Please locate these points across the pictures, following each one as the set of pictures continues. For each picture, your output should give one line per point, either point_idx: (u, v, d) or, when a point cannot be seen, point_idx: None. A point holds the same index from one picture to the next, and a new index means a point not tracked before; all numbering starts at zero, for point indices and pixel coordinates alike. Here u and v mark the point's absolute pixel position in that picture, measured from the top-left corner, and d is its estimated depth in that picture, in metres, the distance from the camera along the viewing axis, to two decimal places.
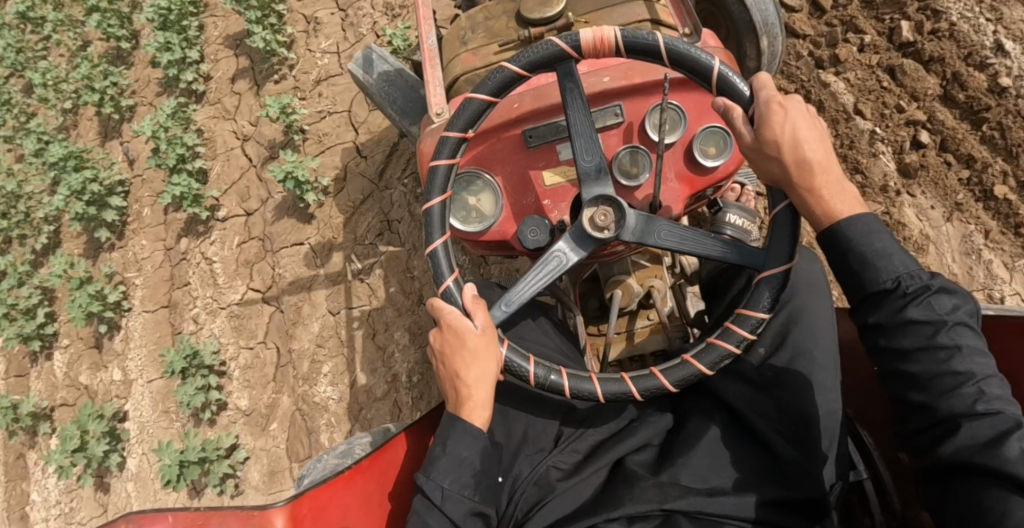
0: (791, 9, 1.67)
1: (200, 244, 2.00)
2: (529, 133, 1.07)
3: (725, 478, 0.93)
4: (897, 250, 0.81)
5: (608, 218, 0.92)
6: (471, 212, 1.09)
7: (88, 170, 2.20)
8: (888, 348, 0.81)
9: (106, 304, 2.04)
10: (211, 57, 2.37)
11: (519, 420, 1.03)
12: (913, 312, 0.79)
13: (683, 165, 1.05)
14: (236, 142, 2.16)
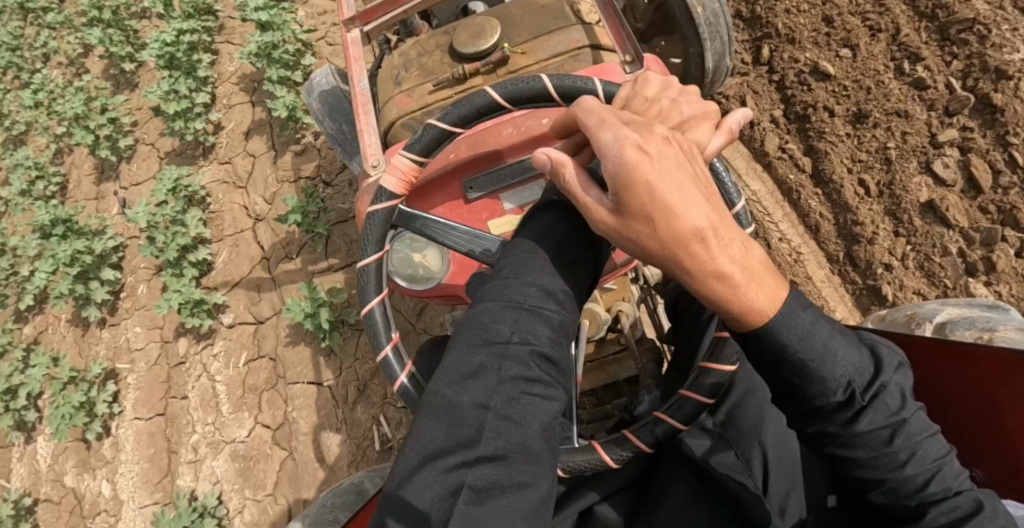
0: (944, 184, 1.39)
1: (199, 351, 1.76)
2: (469, 184, 1.01)
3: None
4: (829, 351, 0.67)
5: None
6: (417, 269, 1.02)
7: (78, 239, 1.94)
8: (840, 459, 0.70)
9: (91, 410, 1.80)
10: (227, 103, 2.10)
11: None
12: (866, 425, 0.67)
13: None
14: (247, 222, 1.87)
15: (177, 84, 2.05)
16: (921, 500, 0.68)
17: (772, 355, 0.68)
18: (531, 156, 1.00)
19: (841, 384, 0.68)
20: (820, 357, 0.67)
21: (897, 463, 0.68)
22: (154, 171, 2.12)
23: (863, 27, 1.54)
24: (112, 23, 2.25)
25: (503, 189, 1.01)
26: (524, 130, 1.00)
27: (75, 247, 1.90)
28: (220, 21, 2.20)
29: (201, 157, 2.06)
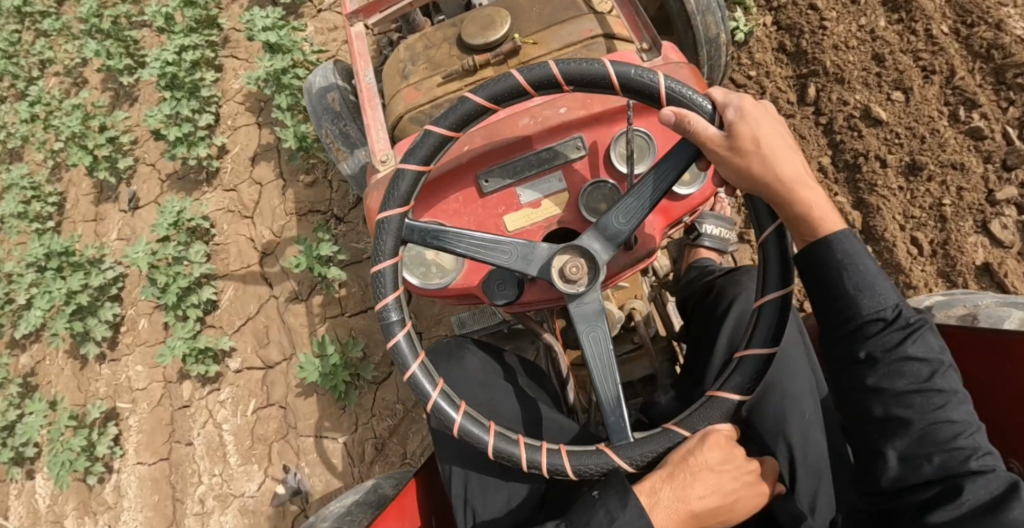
0: (1000, 246, 1.32)
1: (205, 396, 1.68)
2: (484, 177, 0.95)
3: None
4: (883, 279, 0.74)
5: (578, 269, 0.81)
6: (430, 266, 0.95)
7: (75, 275, 1.85)
8: (880, 390, 0.73)
9: (91, 456, 1.72)
10: (231, 124, 1.99)
11: (499, 495, 0.96)
12: (911, 348, 0.72)
13: (658, 196, 0.93)
14: (254, 256, 1.79)
15: (178, 106, 1.95)
16: (961, 461, 0.71)
17: (827, 263, 0.76)
18: (547, 147, 0.94)
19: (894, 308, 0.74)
20: (875, 286, 0.73)
21: (928, 402, 0.72)
22: (154, 195, 2.03)
23: (915, 67, 1.46)
24: (113, 35, 2.15)
25: (519, 182, 0.95)
26: (541, 122, 0.94)
27: (70, 287, 1.81)
28: (225, 35, 2.09)
29: (204, 184, 1.97)
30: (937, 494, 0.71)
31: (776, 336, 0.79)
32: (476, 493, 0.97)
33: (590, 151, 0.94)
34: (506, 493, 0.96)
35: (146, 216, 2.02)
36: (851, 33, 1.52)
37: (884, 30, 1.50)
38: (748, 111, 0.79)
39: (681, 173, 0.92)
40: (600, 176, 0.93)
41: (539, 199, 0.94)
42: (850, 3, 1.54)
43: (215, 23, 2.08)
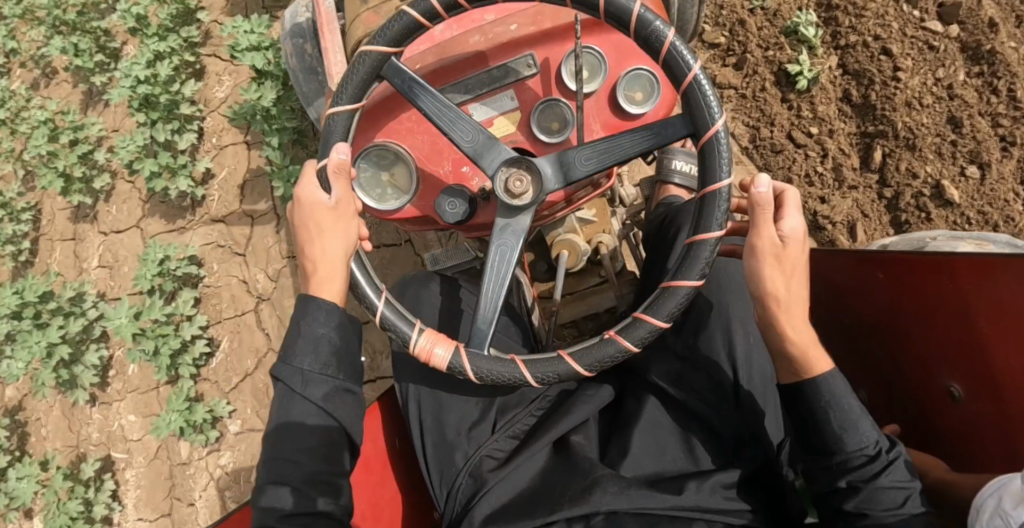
0: None
1: (204, 457, 1.62)
2: (438, 98, 1.03)
3: (664, 462, 1.05)
4: (863, 421, 0.87)
5: (522, 183, 0.91)
6: (386, 187, 1.06)
7: (55, 323, 1.71)
8: (861, 505, 0.85)
9: (90, 516, 1.66)
10: (216, 142, 1.82)
11: (451, 411, 1.11)
12: (885, 481, 0.84)
13: (609, 114, 1.03)
14: (249, 303, 1.67)
15: (155, 130, 1.77)
16: None
17: (815, 401, 0.88)
18: (499, 65, 1.02)
19: (874, 444, 0.86)
20: (840, 417, 0.87)
21: (897, 498, 0.83)
22: (134, 217, 1.86)
23: (993, 135, 1.37)
24: (81, 29, 1.93)
25: (472, 100, 1.03)
26: (492, 38, 1.02)
27: (49, 341, 1.68)
28: (206, 30, 1.89)
29: (187, 210, 1.80)
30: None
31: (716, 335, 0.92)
32: (428, 408, 1.12)
33: (543, 70, 1.03)
34: (458, 412, 1.11)
35: (129, 242, 1.85)
36: (927, 88, 1.40)
37: (962, 87, 1.39)
38: (795, 234, 0.88)
39: (631, 94, 1.03)
40: (553, 95, 1.02)
41: (491, 117, 1.03)
42: (927, 48, 1.42)
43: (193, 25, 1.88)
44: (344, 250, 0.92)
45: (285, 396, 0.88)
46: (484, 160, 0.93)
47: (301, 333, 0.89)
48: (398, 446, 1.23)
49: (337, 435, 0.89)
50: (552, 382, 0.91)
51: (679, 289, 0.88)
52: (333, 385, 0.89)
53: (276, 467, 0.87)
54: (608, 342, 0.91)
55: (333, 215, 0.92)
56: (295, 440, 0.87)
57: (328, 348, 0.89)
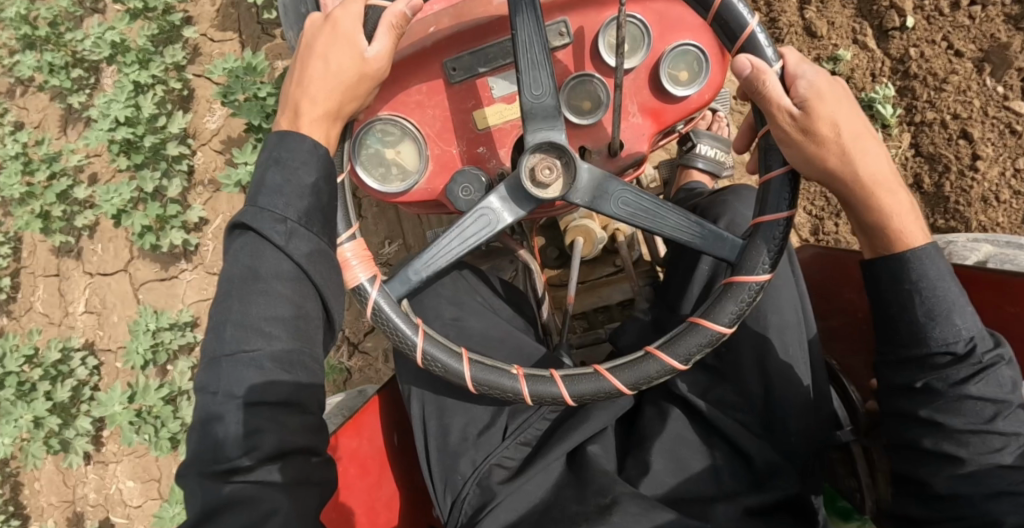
0: None
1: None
2: (452, 66, 1.17)
3: (686, 480, 1.22)
4: (956, 318, 1.01)
5: (546, 171, 1.06)
6: (390, 167, 1.21)
7: (41, 397, 1.79)
8: (935, 412, 1.01)
9: None
10: (208, 183, 1.75)
11: (457, 417, 1.30)
12: (973, 389, 0.99)
13: (648, 94, 1.20)
14: None
15: (141, 177, 1.70)
16: (961, 384, 1.00)
17: (906, 281, 1.03)
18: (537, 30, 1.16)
19: (965, 342, 1.00)
20: (932, 297, 1.02)
21: (962, 375, 1.00)
22: (120, 262, 1.82)
23: None
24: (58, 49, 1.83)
25: (490, 73, 1.18)
26: None
27: (36, 416, 1.76)
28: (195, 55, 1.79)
29: (181, 258, 1.78)
30: (952, 481, 1.00)
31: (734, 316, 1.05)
32: (432, 413, 1.32)
33: (575, 42, 1.18)
34: (464, 417, 1.30)
35: (117, 286, 1.83)
36: None
37: None
38: (818, 82, 1.04)
39: (677, 72, 1.18)
40: (588, 71, 1.17)
41: (511, 93, 1.20)
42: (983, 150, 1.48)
43: (178, 45, 1.75)
44: (328, 108, 1.07)
45: (270, 231, 0.99)
46: (534, 121, 1.05)
47: (278, 175, 1.01)
48: (397, 443, 1.47)
49: (305, 289, 1.02)
50: (544, 400, 1.09)
51: (710, 326, 1.05)
52: (311, 242, 1.02)
53: (233, 333, 0.99)
54: (600, 374, 1.08)
55: (340, 87, 1.06)
56: (257, 297, 0.99)
57: (307, 203, 1.01)
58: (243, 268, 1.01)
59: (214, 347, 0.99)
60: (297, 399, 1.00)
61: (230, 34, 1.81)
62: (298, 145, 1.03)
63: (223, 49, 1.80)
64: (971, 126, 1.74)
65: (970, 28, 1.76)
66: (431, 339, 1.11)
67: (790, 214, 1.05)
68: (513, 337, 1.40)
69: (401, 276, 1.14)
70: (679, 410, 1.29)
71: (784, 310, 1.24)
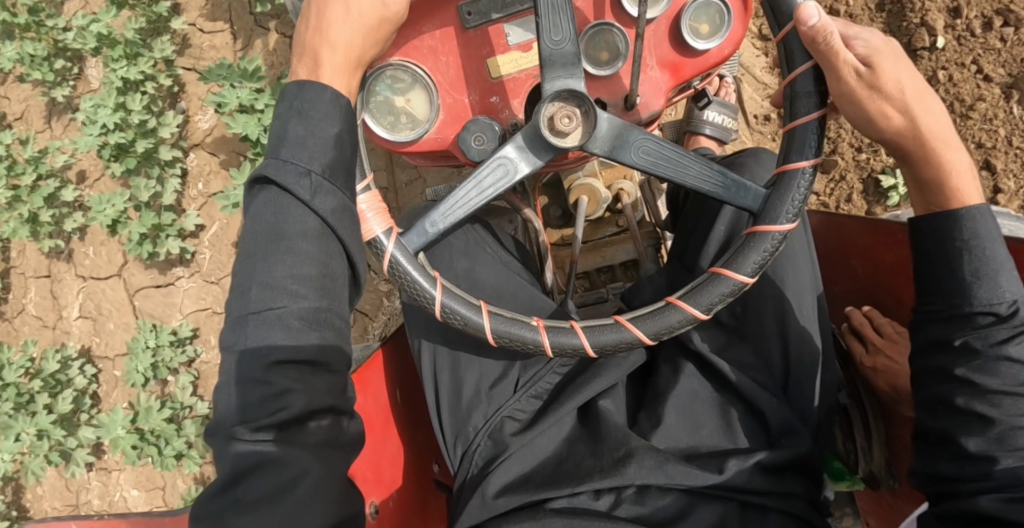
0: None
1: None
2: (467, 11, 1.10)
3: (699, 438, 1.12)
4: (1004, 278, 0.94)
5: (567, 120, 0.97)
6: (399, 116, 1.12)
7: (44, 408, 1.85)
8: (971, 371, 0.94)
9: None
10: (202, 188, 1.82)
11: (471, 370, 1.18)
12: (1011, 349, 0.92)
13: (667, 51, 1.11)
14: None
15: (135, 188, 1.78)
16: (1000, 345, 0.92)
17: (953, 236, 0.96)
18: None
19: (1008, 303, 0.93)
20: (981, 252, 0.95)
21: (1004, 337, 0.92)
22: (115, 264, 1.87)
23: None
24: (42, 43, 1.84)
25: (506, 19, 1.11)
26: None
27: (40, 428, 1.82)
28: (186, 43, 1.83)
29: (177, 264, 1.84)
30: (981, 442, 0.92)
31: (758, 266, 0.98)
32: (444, 365, 1.19)
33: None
34: (477, 370, 1.18)
35: (112, 292, 1.89)
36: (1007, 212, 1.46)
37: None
38: (883, 38, 0.98)
39: (698, 25, 1.10)
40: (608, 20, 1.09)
41: (528, 39, 1.11)
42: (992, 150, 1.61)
43: (165, 38, 1.79)
44: (349, 57, 0.96)
45: (295, 179, 0.90)
46: (552, 68, 0.97)
47: (301, 127, 0.91)
48: (401, 401, 1.33)
49: (331, 244, 0.92)
50: (564, 353, 1.01)
51: (733, 275, 0.98)
52: (336, 199, 0.92)
53: (259, 291, 0.88)
54: (621, 326, 1.00)
55: (358, 32, 0.96)
56: (280, 256, 0.89)
57: (330, 157, 0.92)
58: (266, 225, 0.90)
59: (240, 307, 0.89)
60: (321, 357, 0.89)
61: (221, 24, 1.83)
62: (318, 93, 0.93)
63: (214, 40, 1.83)
64: (995, 157, 1.69)
65: (1003, 51, 1.70)
66: (450, 292, 1.01)
67: (815, 162, 0.98)
68: (523, 291, 1.26)
69: (418, 227, 1.04)
70: (694, 366, 1.16)
71: (800, 273, 1.16)
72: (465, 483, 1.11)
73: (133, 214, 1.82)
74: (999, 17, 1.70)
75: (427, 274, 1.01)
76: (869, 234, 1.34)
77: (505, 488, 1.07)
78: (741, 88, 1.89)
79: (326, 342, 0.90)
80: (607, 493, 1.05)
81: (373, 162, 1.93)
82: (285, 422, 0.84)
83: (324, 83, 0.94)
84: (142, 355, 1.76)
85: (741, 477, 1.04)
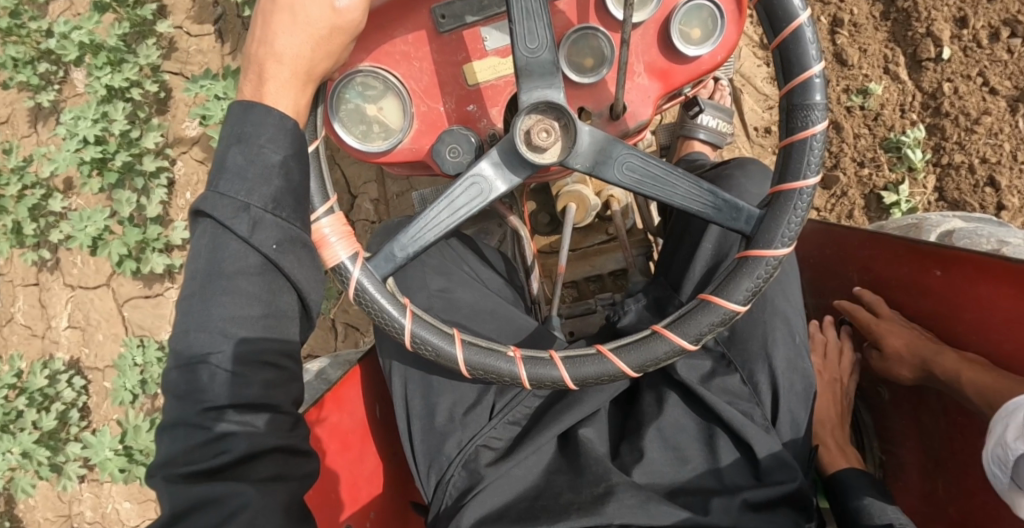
0: None
1: None
2: (440, 12, 1.03)
3: (683, 473, 1.09)
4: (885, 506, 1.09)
5: (543, 136, 0.92)
6: (371, 124, 1.06)
7: (32, 421, 1.84)
8: None
9: None
10: (190, 197, 1.82)
11: (444, 396, 1.14)
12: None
13: (657, 57, 1.06)
14: None
15: (119, 201, 1.76)
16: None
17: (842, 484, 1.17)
18: None
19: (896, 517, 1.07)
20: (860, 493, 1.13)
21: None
22: (103, 275, 1.86)
23: None
24: (26, 49, 1.82)
25: (483, 22, 1.05)
26: None
27: (24, 447, 1.80)
28: (172, 47, 1.82)
29: (165, 277, 1.83)
30: None
31: (750, 294, 0.94)
32: (417, 390, 1.15)
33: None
34: (451, 397, 1.15)
35: (100, 303, 1.88)
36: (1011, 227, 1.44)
37: None
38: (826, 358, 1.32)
39: (689, 30, 1.04)
40: (591, 23, 1.03)
41: (505, 45, 1.05)
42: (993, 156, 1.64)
43: (151, 42, 1.77)
44: (297, 71, 0.85)
45: (232, 218, 0.80)
46: (529, 78, 0.92)
47: (241, 155, 0.82)
48: (380, 416, 1.28)
49: (275, 281, 0.83)
50: (544, 384, 0.96)
51: (723, 304, 0.93)
52: (279, 231, 0.83)
53: (198, 337, 0.80)
54: (603, 356, 0.95)
55: (309, 42, 0.84)
56: (218, 297, 0.80)
57: (274, 187, 0.82)
58: (203, 262, 0.82)
59: (177, 349, 0.81)
60: (268, 400, 0.83)
61: (208, 27, 1.81)
62: (264, 116, 0.83)
63: (201, 44, 1.81)
64: (999, 173, 1.66)
65: (1009, 63, 1.67)
66: (420, 321, 0.97)
67: (817, 182, 0.93)
68: (501, 309, 1.22)
69: (385, 252, 0.98)
70: (677, 397, 1.13)
71: (791, 296, 1.14)
72: (439, 512, 1.07)
73: (116, 230, 1.81)
74: (1007, 28, 1.66)
75: (396, 301, 0.97)
76: (874, 245, 1.29)
77: (481, 520, 1.03)
78: (742, 99, 1.85)
79: (271, 384, 0.83)
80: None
81: (364, 172, 1.88)
82: (223, 467, 0.77)
83: (274, 104, 0.85)
84: (129, 372, 1.75)
85: (727, 516, 1.01)
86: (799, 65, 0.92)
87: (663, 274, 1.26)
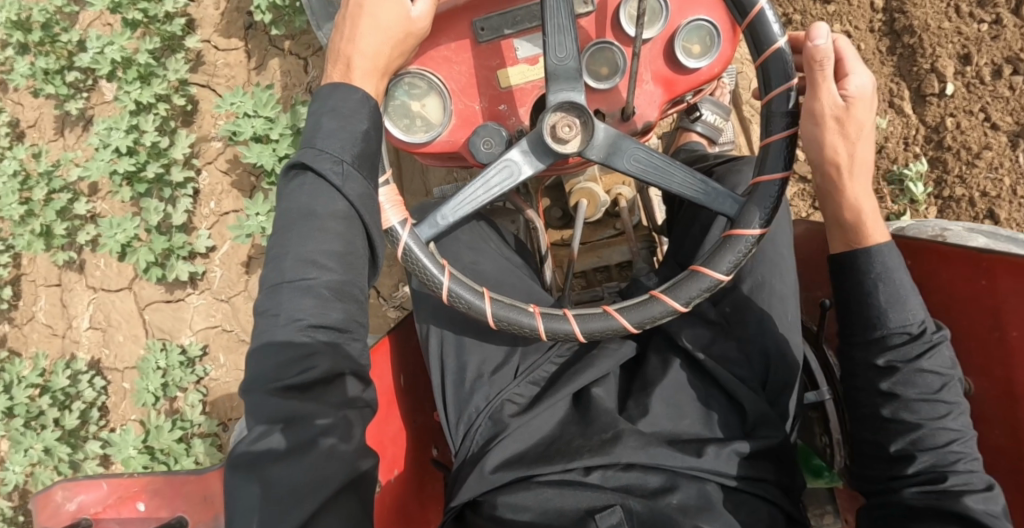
0: None
1: None
2: (480, 25, 1.09)
3: (681, 426, 1.11)
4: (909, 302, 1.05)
5: (568, 131, 0.97)
6: (414, 119, 1.11)
7: (53, 418, 1.89)
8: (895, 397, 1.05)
9: None
10: (214, 206, 1.88)
11: (474, 353, 1.20)
12: (925, 363, 1.03)
13: (662, 67, 1.10)
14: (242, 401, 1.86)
15: (147, 209, 1.82)
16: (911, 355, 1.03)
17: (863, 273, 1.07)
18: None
19: (918, 323, 1.05)
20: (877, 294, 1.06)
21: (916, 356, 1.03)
22: (125, 278, 1.92)
23: None
24: (62, 58, 1.90)
25: (516, 35, 1.10)
26: None
27: (47, 442, 1.86)
28: (199, 60, 1.89)
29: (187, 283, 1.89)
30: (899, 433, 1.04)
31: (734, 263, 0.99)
32: (450, 348, 1.21)
33: (598, 10, 1.10)
34: (480, 355, 1.20)
35: (121, 304, 1.93)
36: None
37: None
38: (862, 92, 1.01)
39: (691, 45, 1.09)
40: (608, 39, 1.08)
41: (535, 54, 1.10)
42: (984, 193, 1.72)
43: (180, 55, 1.84)
44: (376, 64, 0.95)
45: (329, 167, 0.88)
46: (555, 81, 0.97)
47: (333, 121, 0.89)
48: (405, 384, 1.32)
49: (356, 226, 0.90)
50: (557, 337, 1.01)
51: (710, 272, 0.99)
52: (364, 186, 0.91)
53: (292, 264, 0.87)
54: (608, 314, 1.00)
55: (388, 42, 0.95)
56: (311, 232, 0.87)
57: (358, 148, 0.90)
58: (299, 205, 0.88)
59: (271, 279, 0.87)
60: (344, 325, 0.89)
61: (235, 42, 1.88)
62: (349, 94, 0.91)
63: (228, 58, 1.87)
64: (999, 206, 1.71)
65: (1010, 99, 1.72)
66: (457, 279, 1.02)
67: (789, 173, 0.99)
68: (523, 284, 1.26)
69: (430, 220, 1.04)
70: (683, 362, 1.17)
71: (786, 276, 1.17)
72: (465, 460, 1.12)
73: (143, 237, 1.86)
74: (1009, 65, 1.72)
75: (434, 258, 1.02)
76: None
77: (503, 463, 1.08)
78: (751, 128, 1.89)
79: (350, 315, 0.90)
80: (596, 468, 1.05)
81: None
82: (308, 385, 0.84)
83: (357, 85, 0.93)
84: (153, 376, 1.81)
85: (716, 460, 1.05)
86: (778, 78, 0.98)
87: (672, 256, 1.29)
